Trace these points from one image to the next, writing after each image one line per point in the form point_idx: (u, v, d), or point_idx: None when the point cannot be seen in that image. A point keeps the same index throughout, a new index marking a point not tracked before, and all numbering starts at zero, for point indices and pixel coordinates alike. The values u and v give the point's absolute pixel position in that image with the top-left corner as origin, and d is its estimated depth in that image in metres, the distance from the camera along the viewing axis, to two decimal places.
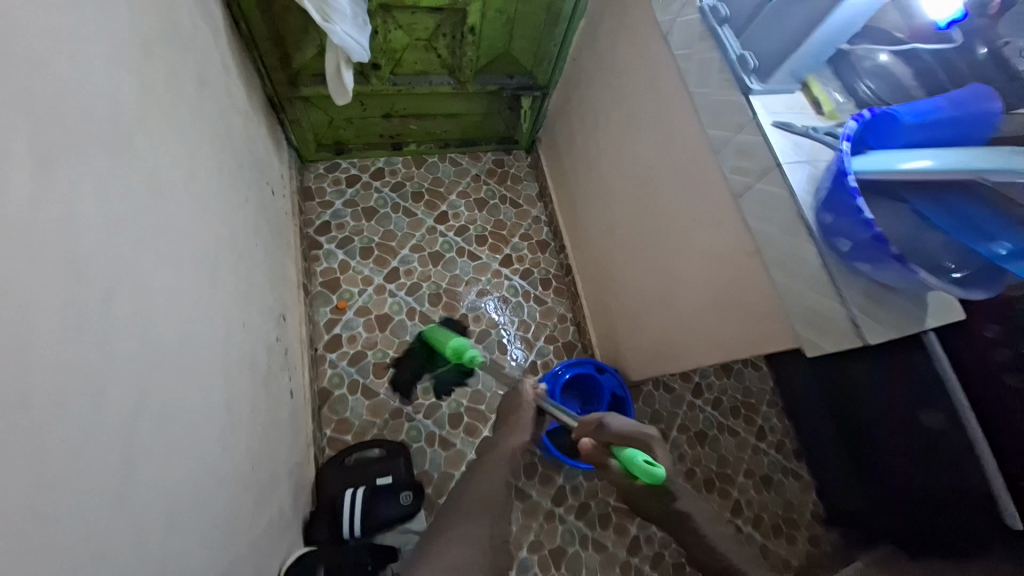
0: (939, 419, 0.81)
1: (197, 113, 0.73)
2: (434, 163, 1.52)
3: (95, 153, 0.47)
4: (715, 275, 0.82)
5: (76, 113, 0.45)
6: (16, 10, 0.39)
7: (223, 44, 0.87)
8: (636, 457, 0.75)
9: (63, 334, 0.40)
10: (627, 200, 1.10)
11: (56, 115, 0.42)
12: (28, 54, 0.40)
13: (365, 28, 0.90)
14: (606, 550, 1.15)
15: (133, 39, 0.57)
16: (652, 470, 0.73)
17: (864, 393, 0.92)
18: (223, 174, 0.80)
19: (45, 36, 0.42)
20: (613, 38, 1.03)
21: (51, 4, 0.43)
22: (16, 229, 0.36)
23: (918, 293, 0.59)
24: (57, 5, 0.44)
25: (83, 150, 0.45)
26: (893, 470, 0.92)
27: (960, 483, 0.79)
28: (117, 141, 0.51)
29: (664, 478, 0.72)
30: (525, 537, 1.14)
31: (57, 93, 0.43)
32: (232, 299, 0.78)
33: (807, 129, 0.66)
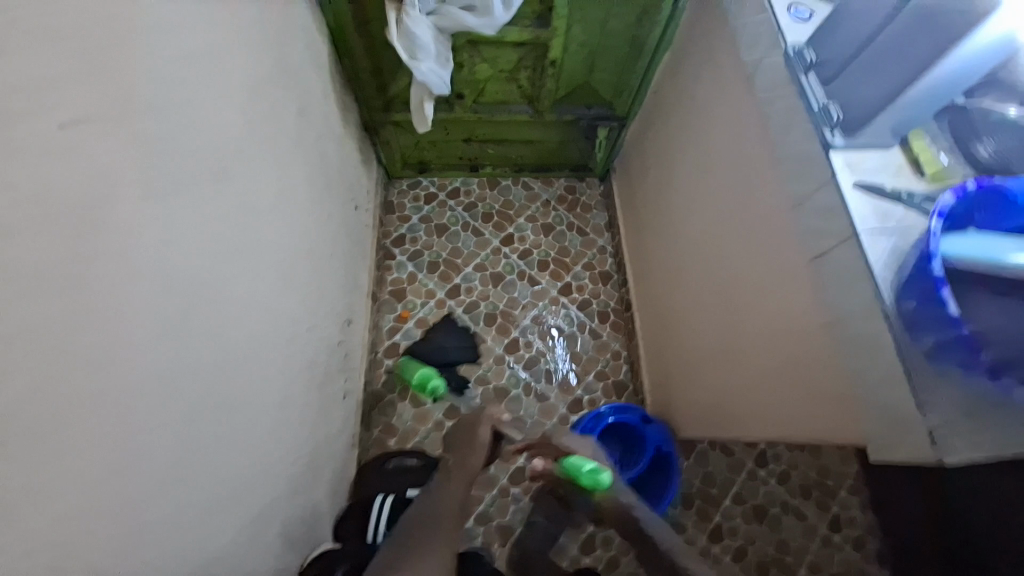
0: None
1: (293, 138, 0.83)
2: (508, 186, 1.56)
3: (198, 182, 0.56)
4: (781, 342, 0.74)
5: (183, 149, 0.54)
6: (137, 68, 0.47)
7: (325, 77, 0.99)
8: (580, 464, 0.74)
9: (148, 335, 0.48)
10: (695, 243, 1.03)
11: (165, 152, 0.51)
12: (148, 104, 0.49)
13: (448, 64, 0.96)
14: None
15: (242, 81, 0.67)
16: (597, 475, 0.73)
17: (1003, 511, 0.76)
18: (309, 193, 0.90)
19: (164, 88, 0.51)
20: (696, 74, 0.98)
21: (169, 60, 0.52)
22: (120, 248, 0.44)
23: None
24: (174, 60, 0.53)
25: (188, 179, 0.55)
26: None
27: None
28: (216, 171, 0.60)
29: (608, 482, 0.73)
30: None
31: (169, 133, 0.52)
32: (300, 305, 0.87)
33: (899, 195, 0.57)
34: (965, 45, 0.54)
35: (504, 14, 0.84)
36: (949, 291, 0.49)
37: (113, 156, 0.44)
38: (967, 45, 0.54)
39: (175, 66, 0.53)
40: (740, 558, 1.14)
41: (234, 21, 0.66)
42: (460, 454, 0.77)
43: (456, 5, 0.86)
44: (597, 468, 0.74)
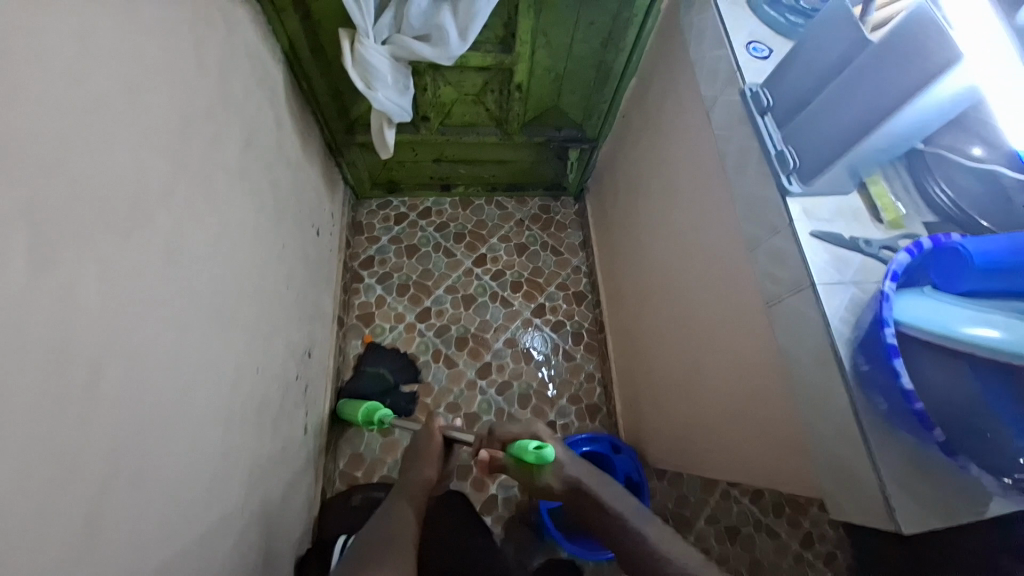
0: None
1: (234, 172, 0.79)
2: (480, 205, 1.54)
3: (111, 236, 0.53)
4: (741, 383, 0.73)
5: (89, 205, 0.50)
6: (32, 122, 0.44)
7: (279, 104, 0.95)
8: (527, 444, 0.81)
9: (44, 415, 0.44)
10: (661, 270, 1.02)
11: (65, 207, 0.47)
12: (45, 159, 0.45)
13: (407, 91, 0.93)
14: None
15: (171, 120, 0.64)
16: (541, 451, 0.79)
17: None
18: (257, 226, 0.87)
19: (66, 142, 0.47)
20: (661, 99, 0.97)
21: (76, 109, 0.49)
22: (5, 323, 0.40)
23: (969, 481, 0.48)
24: (81, 108, 0.49)
25: (96, 236, 0.51)
26: None
27: None
28: (134, 219, 0.56)
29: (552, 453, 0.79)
30: None
31: (69, 189, 0.48)
32: (246, 344, 0.83)
33: (857, 242, 0.56)
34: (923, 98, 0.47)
35: (458, 44, 0.81)
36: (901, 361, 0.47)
37: None
38: (922, 101, 0.47)
39: (80, 115, 0.49)
40: None
41: (162, 58, 0.62)
42: (413, 464, 0.89)
43: (410, 34, 0.83)
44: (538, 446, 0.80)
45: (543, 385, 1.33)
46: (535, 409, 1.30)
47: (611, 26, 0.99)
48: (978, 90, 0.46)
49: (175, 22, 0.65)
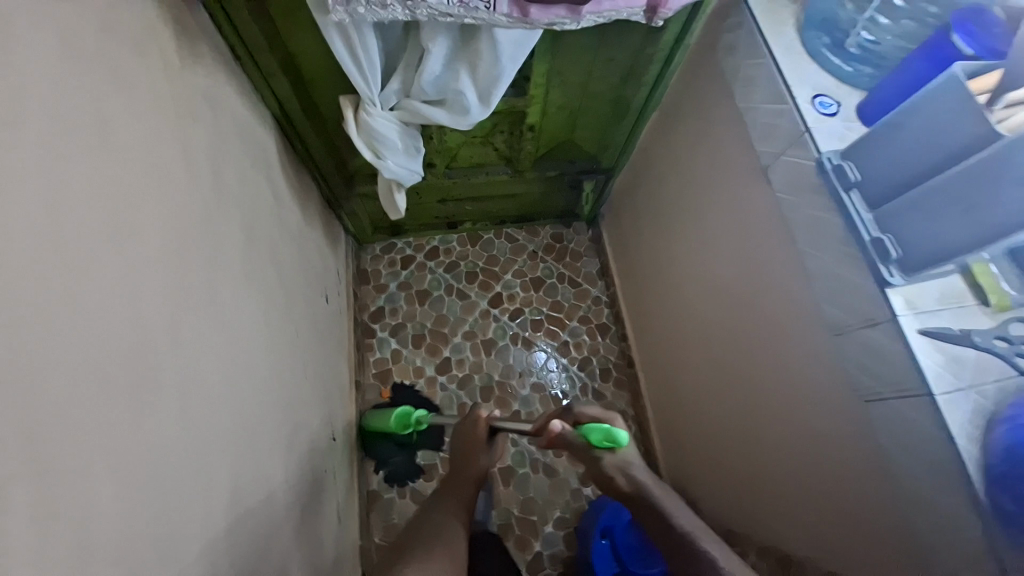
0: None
1: (239, 274, 0.70)
2: (490, 239, 1.45)
3: (119, 424, 0.44)
4: (826, 467, 0.68)
5: (90, 400, 0.42)
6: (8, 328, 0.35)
7: (275, 175, 0.85)
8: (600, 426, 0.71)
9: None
10: (702, 319, 0.95)
11: (57, 417, 0.38)
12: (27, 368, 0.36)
13: (418, 153, 0.84)
14: None
15: (166, 246, 0.54)
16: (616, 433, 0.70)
17: None
18: (267, 322, 0.78)
19: (55, 338, 0.39)
20: (694, 137, 0.89)
21: (58, 286, 0.39)
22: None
23: None
24: (66, 283, 0.40)
25: (102, 432, 0.43)
26: None
27: None
28: (140, 385, 0.47)
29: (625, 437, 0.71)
30: None
31: (59, 394, 0.38)
32: (270, 458, 0.75)
33: (971, 337, 0.51)
34: None
35: (478, 108, 0.73)
36: None
37: None
38: None
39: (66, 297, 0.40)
40: None
41: (149, 182, 0.52)
42: (461, 460, 0.90)
43: (420, 99, 0.73)
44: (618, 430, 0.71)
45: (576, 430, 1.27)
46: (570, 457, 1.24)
47: (632, 62, 0.90)
48: None
49: (158, 131, 0.55)
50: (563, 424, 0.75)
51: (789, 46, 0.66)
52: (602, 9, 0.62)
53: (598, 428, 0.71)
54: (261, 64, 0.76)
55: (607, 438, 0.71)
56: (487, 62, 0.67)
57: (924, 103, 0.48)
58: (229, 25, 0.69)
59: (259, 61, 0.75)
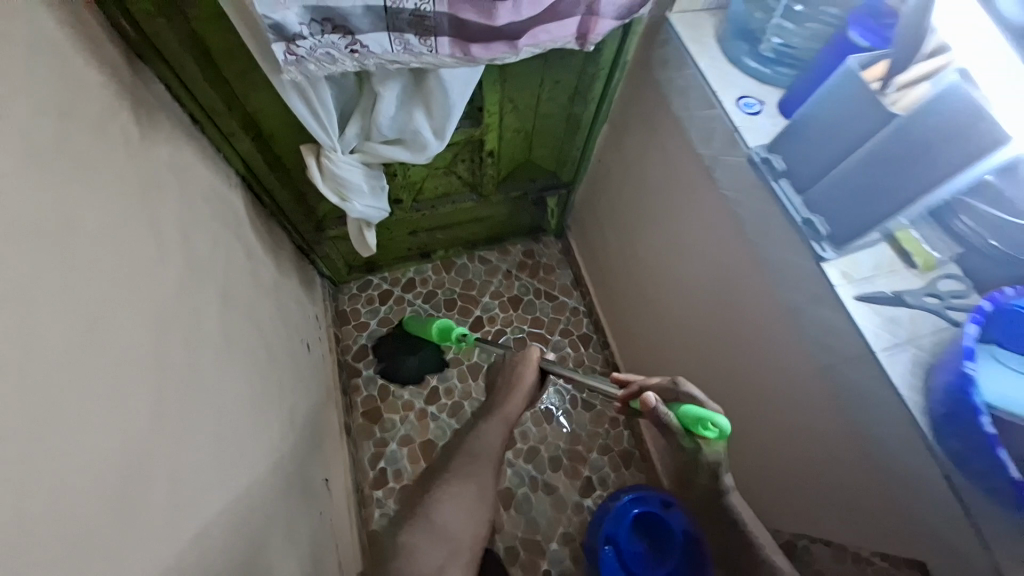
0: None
1: (218, 332, 0.71)
2: (464, 264, 1.48)
3: (94, 503, 0.44)
4: (796, 443, 0.70)
5: (67, 481, 0.42)
6: None
7: (245, 230, 0.87)
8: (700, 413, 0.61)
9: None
10: (674, 319, 0.99)
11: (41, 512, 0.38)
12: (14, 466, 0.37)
13: (382, 190, 0.87)
14: None
15: (145, 322, 0.55)
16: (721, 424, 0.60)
17: None
18: (251, 376, 0.78)
19: (33, 424, 0.39)
20: (644, 147, 0.95)
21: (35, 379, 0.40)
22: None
23: None
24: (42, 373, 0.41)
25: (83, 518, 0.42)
26: None
27: None
28: (121, 469, 0.48)
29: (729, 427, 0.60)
30: None
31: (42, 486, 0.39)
32: (266, 515, 0.74)
33: (901, 297, 0.55)
34: (973, 166, 0.45)
35: (435, 142, 0.76)
36: (1005, 448, 0.44)
37: None
38: (971, 170, 0.46)
39: (43, 384, 0.41)
40: None
41: (121, 256, 0.54)
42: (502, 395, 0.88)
43: (379, 140, 0.76)
44: (722, 416, 0.61)
45: (571, 443, 1.28)
46: (569, 470, 1.25)
47: (577, 82, 0.96)
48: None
49: (124, 204, 0.56)
50: (658, 401, 0.64)
51: (714, 55, 0.72)
52: (538, 41, 0.67)
53: (694, 410, 0.61)
54: (221, 127, 0.79)
55: (709, 426, 0.61)
56: (439, 101, 0.71)
57: (833, 95, 0.54)
58: (185, 93, 0.71)
59: (218, 121, 0.78)
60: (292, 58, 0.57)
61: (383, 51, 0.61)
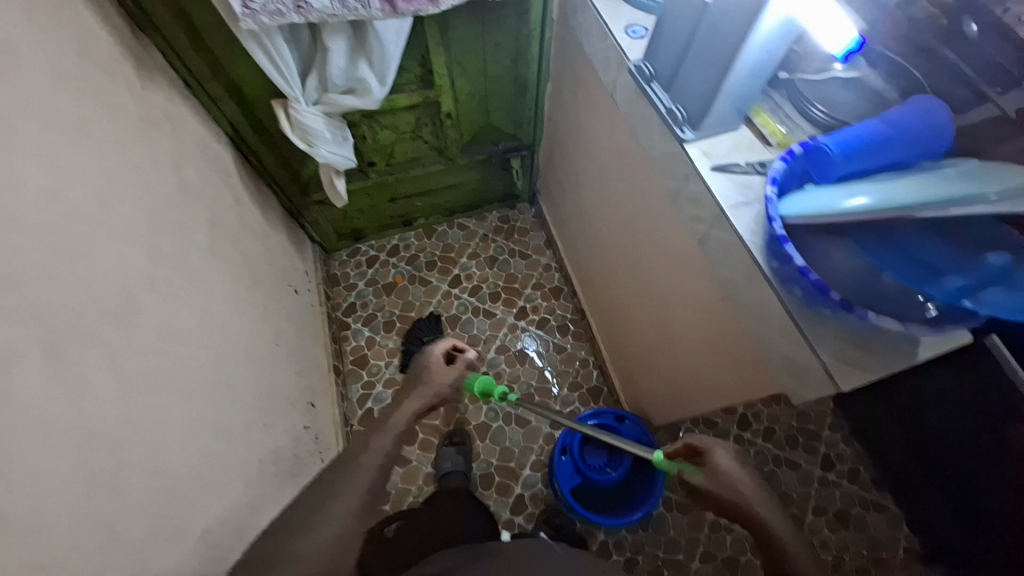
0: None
1: (204, 248, 0.86)
2: (444, 231, 1.62)
3: (103, 327, 0.58)
4: (698, 321, 0.80)
5: (86, 302, 0.56)
6: (22, 241, 0.49)
7: (233, 181, 1.04)
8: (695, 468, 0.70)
9: (71, 499, 0.48)
10: (611, 246, 1.10)
11: (63, 310, 0.52)
12: (40, 272, 0.51)
13: (345, 141, 1.03)
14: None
15: (140, 218, 0.70)
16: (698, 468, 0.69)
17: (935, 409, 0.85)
18: (234, 294, 0.93)
19: (58, 250, 0.54)
20: (573, 94, 1.08)
21: (57, 221, 0.55)
22: (30, 417, 0.45)
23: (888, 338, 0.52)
24: (62, 220, 0.55)
25: (97, 330, 0.56)
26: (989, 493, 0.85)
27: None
28: (123, 311, 0.62)
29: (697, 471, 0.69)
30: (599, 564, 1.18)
31: (65, 294, 0.53)
32: (251, 405, 0.88)
33: (751, 166, 0.64)
34: (753, 38, 0.57)
35: (379, 87, 0.92)
36: (792, 245, 0.51)
37: (10, 331, 0.45)
38: (755, 37, 0.56)
39: (62, 227, 0.55)
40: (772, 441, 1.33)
41: (121, 164, 0.69)
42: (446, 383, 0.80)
43: (335, 91, 0.92)
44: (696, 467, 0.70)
45: (543, 380, 1.39)
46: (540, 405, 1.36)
47: (516, 44, 1.10)
48: (796, 19, 0.55)
49: (126, 131, 0.72)
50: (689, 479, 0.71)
51: None
52: None
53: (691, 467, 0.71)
54: (209, 91, 0.96)
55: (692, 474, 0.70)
56: (377, 50, 0.86)
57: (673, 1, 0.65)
58: (177, 59, 0.89)
59: (207, 87, 0.95)
60: (247, 11, 0.72)
61: (322, 6, 0.75)
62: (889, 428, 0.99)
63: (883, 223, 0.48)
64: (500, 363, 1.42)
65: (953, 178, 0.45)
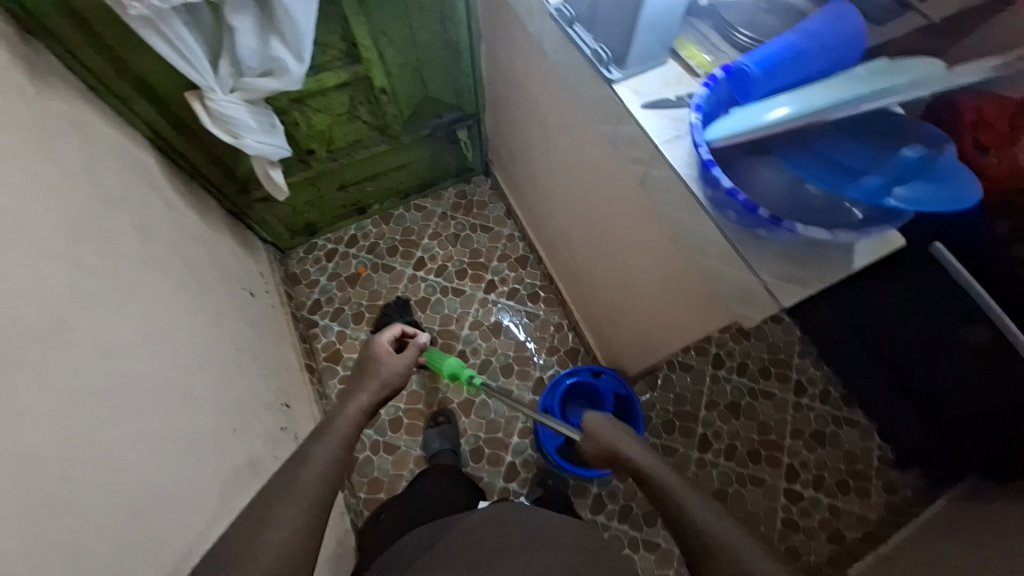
0: (984, 333, 0.75)
1: (137, 258, 0.81)
2: (401, 214, 1.58)
3: (29, 348, 0.54)
4: (653, 264, 0.80)
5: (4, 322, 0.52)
6: None
7: (162, 186, 0.98)
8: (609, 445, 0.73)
9: (18, 526, 0.46)
10: (565, 204, 1.08)
11: None
12: None
13: (273, 128, 0.98)
14: None
15: (55, 231, 0.66)
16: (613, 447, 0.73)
17: (894, 320, 0.92)
18: (179, 303, 0.89)
19: None
20: (506, 52, 1.04)
21: None
22: None
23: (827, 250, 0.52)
24: None
25: (21, 351, 0.53)
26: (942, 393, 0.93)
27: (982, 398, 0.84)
28: (50, 330, 0.58)
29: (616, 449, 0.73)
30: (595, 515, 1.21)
31: None
32: (216, 412, 0.86)
33: (681, 98, 0.63)
34: None
35: (298, 65, 0.87)
36: (718, 169, 0.51)
37: None
38: None
39: None
40: (744, 373, 1.37)
41: (23, 175, 0.64)
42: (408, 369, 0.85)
43: (252, 75, 0.87)
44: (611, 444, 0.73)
45: (519, 349, 1.40)
46: (520, 374, 1.37)
47: (441, 5, 1.05)
48: None
49: (24, 139, 0.67)
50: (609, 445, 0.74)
51: None
52: None
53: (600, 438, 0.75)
54: (117, 92, 0.90)
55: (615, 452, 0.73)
56: (288, 25, 0.81)
57: None
58: (75, 62, 0.82)
59: (112, 87, 0.88)
60: None
61: None
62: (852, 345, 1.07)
63: (802, 131, 0.48)
64: (476, 338, 1.42)
65: (862, 76, 0.45)
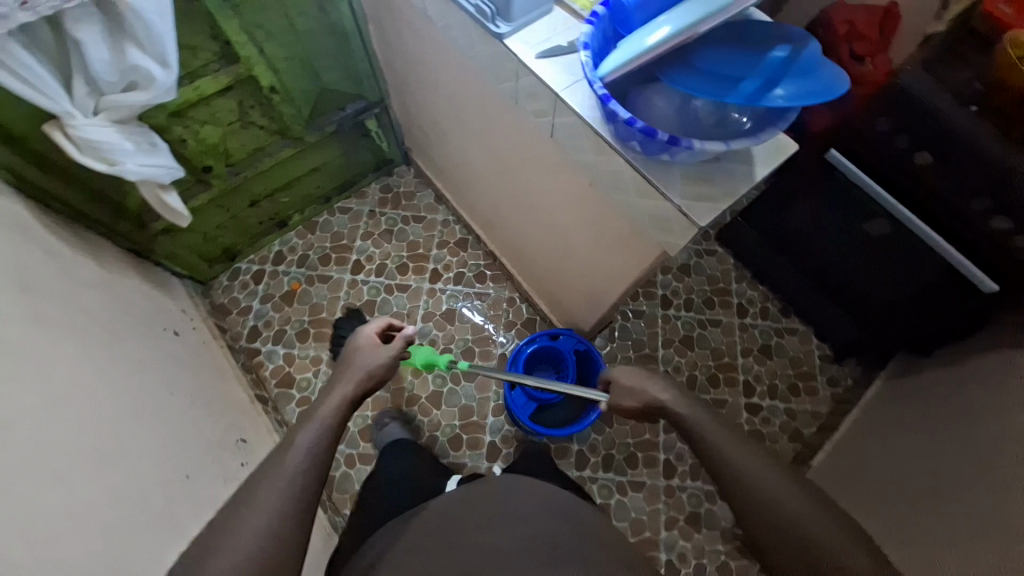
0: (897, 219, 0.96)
1: (25, 314, 0.72)
2: (326, 220, 1.50)
3: None
4: (580, 214, 0.82)
5: None
6: None
7: (38, 233, 0.87)
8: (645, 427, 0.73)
9: None
10: (488, 176, 1.07)
11: None
12: None
13: (155, 149, 0.89)
14: (655, 458, 1.25)
15: None
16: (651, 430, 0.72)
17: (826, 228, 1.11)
18: (87, 356, 0.80)
19: None
20: (396, 28, 1.00)
21: None
22: None
23: (724, 166, 0.56)
24: None
25: None
26: (868, 286, 1.11)
27: (908, 279, 1.02)
28: None
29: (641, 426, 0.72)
30: (582, 472, 1.25)
31: None
32: (158, 462, 0.79)
33: (573, 44, 0.63)
34: None
35: (166, 74, 0.78)
36: (615, 102, 0.51)
37: None
38: None
39: None
40: (692, 308, 1.44)
41: None
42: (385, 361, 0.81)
43: (114, 91, 0.78)
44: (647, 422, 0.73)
45: (477, 331, 1.39)
46: (482, 355, 1.36)
47: None
48: None
49: None
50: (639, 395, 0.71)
51: None
52: None
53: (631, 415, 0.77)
54: None
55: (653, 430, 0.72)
56: (143, 31, 0.72)
57: None
58: None
59: None
60: None
61: None
62: (785, 257, 1.27)
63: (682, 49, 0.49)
64: (431, 330, 1.39)
65: None
